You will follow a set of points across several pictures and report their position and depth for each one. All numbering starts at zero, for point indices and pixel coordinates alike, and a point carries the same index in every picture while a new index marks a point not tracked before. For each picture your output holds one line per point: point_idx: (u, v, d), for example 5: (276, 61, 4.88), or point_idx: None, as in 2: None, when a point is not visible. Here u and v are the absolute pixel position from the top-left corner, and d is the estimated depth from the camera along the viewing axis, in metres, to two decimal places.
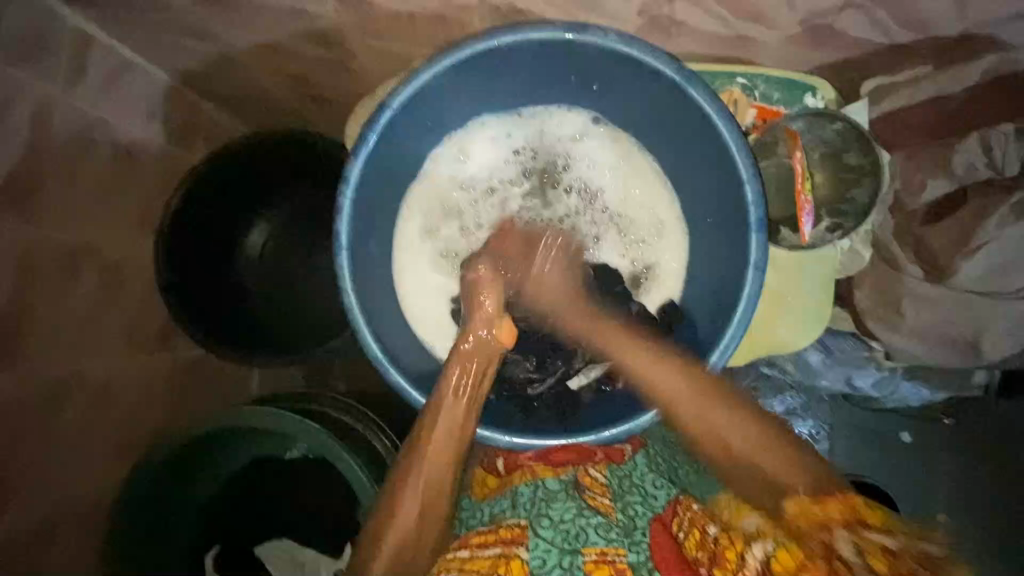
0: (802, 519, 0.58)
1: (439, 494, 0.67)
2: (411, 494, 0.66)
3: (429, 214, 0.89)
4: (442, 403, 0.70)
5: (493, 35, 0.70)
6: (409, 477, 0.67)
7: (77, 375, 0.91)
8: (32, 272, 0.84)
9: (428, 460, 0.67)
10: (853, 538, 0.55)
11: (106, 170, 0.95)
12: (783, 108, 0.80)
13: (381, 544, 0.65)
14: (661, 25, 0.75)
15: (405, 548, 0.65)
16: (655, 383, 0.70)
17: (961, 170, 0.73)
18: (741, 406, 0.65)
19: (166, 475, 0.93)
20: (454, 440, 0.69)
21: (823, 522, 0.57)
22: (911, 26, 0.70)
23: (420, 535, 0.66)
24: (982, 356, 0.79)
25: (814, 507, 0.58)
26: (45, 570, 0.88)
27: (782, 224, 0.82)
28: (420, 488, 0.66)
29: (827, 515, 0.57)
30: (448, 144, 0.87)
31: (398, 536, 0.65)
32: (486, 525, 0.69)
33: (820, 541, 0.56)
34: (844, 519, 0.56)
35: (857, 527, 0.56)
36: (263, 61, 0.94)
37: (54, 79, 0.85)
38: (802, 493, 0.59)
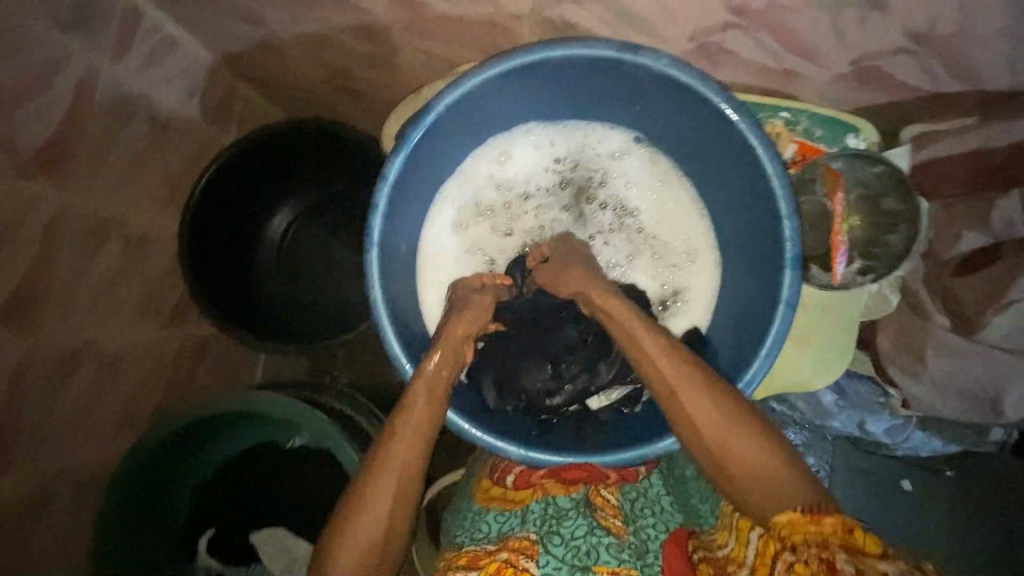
0: (796, 530, 0.53)
1: (411, 484, 0.66)
2: (383, 490, 0.65)
3: (464, 210, 0.89)
4: (416, 396, 0.70)
5: (546, 47, 0.70)
6: (382, 471, 0.66)
7: (91, 344, 0.91)
8: (57, 236, 0.84)
9: (401, 455, 0.66)
10: (852, 563, 0.49)
11: (139, 143, 0.95)
12: (824, 146, 0.80)
13: (350, 538, 0.63)
14: (710, 52, 0.74)
15: (377, 543, 0.64)
16: (656, 371, 0.64)
17: (998, 225, 0.71)
18: (756, 432, 0.59)
19: (165, 452, 0.93)
20: (425, 434, 0.68)
21: (821, 541, 0.51)
22: (963, 77, 0.69)
23: (392, 529, 0.65)
24: (1001, 414, 0.77)
25: (808, 526, 0.52)
26: (40, 534, 0.88)
27: (812, 261, 0.83)
28: (395, 480, 0.65)
29: (823, 533, 0.52)
30: (490, 146, 0.87)
31: (370, 529, 0.64)
32: (493, 542, 0.70)
33: (815, 556, 0.51)
34: (839, 539, 0.51)
35: (855, 553, 0.50)
36: (303, 50, 0.95)
37: (96, 49, 0.86)
38: (796, 508, 0.54)
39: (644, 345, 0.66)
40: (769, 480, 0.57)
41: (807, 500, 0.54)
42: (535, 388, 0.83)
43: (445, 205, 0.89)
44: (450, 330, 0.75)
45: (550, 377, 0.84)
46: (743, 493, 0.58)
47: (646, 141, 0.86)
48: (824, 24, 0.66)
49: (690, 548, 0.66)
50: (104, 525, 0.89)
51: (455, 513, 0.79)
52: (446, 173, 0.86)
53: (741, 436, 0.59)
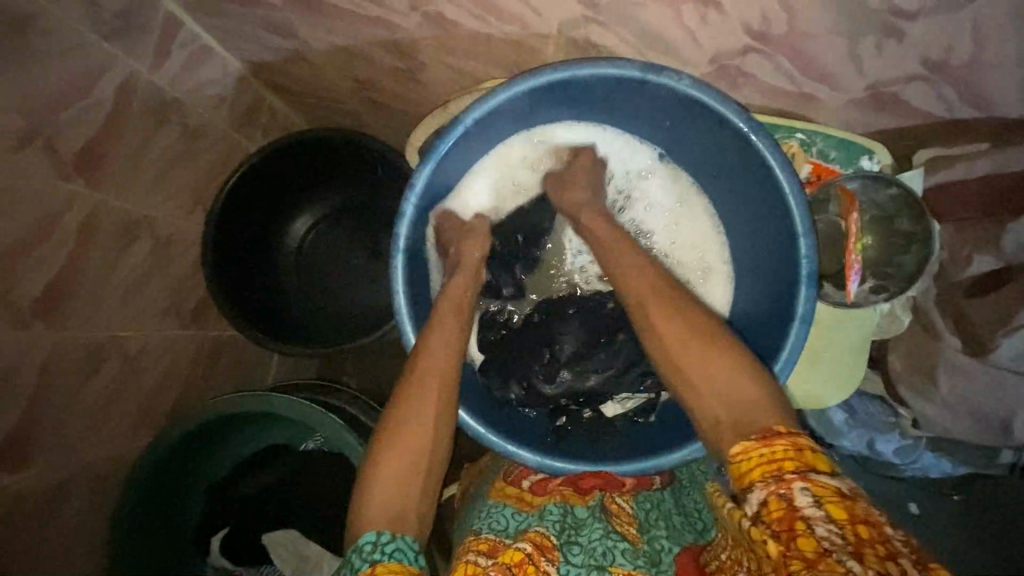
0: (752, 463, 0.51)
1: (446, 397, 0.70)
2: (422, 397, 0.68)
3: (498, 183, 0.90)
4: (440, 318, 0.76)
5: (572, 67, 0.72)
6: (421, 383, 0.69)
7: (115, 340, 0.93)
8: (91, 235, 0.87)
9: (433, 366, 0.71)
10: (809, 488, 0.48)
11: (171, 147, 0.98)
12: (839, 167, 0.82)
13: (394, 449, 0.65)
14: (729, 74, 0.77)
15: (422, 453, 0.65)
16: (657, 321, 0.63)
17: (1011, 249, 0.72)
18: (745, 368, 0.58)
19: (177, 454, 0.95)
20: (454, 351, 0.73)
21: (778, 472, 0.50)
22: (976, 105, 0.70)
23: (434, 441, 0.67)
24: (1011, 436, 0.77)
25: (761, 450, 0.52)
26: (60, 526, 0.89)
27: (827, 278, 0.86)
28: (433, 394, 0.69)
29: (780, 464, 0.50)
30: (532, 135, 0.86)
31: (413, 437, 0.66)
32: (513, 539, 0.70)
33: (774, 493, 0.49)
34: (792, 463, 0.50)
35: (810, 473, 0.49)
36: (332, 63, 0.98)
37: (134, 57, 0.90)
38: (751, 437, 0.53)
39: (678, 321, 0.62)
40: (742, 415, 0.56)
41: (763, 428, 0.53)
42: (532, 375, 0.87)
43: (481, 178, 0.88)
44: (467, 257, 0.82)
45: (546, 366, 0.87)
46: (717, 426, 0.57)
47: (670, 160, 0.89)
48: (841, 52, 0.68)
49: (703, 561, 0.67)
50: (115, 519, 0.90)
51: (470, 514, 0.79)
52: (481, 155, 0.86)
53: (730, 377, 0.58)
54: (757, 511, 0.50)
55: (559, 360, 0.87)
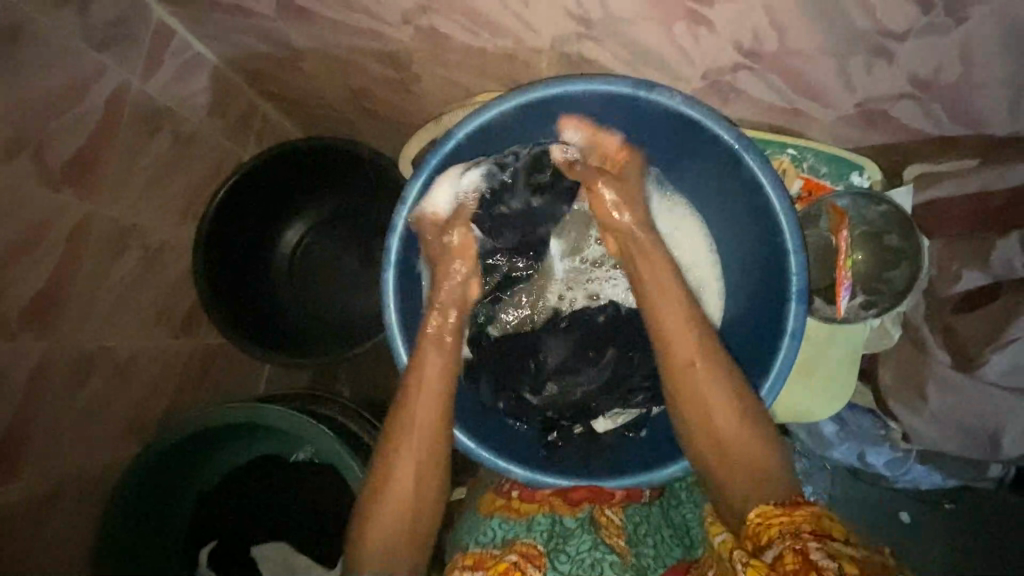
0: (770, 522, 0.58)
1: (432, 444, 0.72)
2: (410, 446, 0.72)
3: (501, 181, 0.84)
4: (427, 354, 0.75)
5: (565, 82, 0.73)
6: (409, 429, 0.72)
7: (104, 351, 0.92)
8: (81, 245, 0.86)
9: (420, 413, 0.73)
10: (822, 547, 0.52)
11: (162, 155, 0.98)
12: (829, 183, 0.82)
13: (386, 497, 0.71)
14: (721, 90, 0.77)
15: (409, 499, 0.71)
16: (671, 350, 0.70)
17: (999, 268, 0.73)
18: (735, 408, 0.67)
19: (172, 456, 0.94)
20: (439, 396, 0.74)
21: (793, 529, 0.55)
22: (964, 123, 0.71)
23: (420, 486, 0.72)
24: (999, 451, 0.78)
25: (782, 517, 0.57)
26: (46, 539, 0.88)
27: (818, 293, 0.86)
28: (417, 441, 0.72)
29: (794, 522, 0.56)
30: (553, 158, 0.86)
31: (402, 488, 0.71)
32: (499, 548, 0.71)
33: (789, 547, 0.53)
34: (811, 527, 0.55)
35: (823, 537, 0.54)
36: (326, 73, 0.98)
37: (126, 66, 0.89)
38: (773, 505, 0.60)
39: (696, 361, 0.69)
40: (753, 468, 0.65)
41: (787, 498, 0.60)
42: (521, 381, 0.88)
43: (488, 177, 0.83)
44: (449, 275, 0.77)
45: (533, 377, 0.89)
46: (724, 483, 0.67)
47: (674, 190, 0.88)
48: (831, 70, 0.69)
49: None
50: (107, 517, 0.89)
51: (459, 526, 0.80)
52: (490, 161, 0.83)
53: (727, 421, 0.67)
54: (771, 562, 0.54)
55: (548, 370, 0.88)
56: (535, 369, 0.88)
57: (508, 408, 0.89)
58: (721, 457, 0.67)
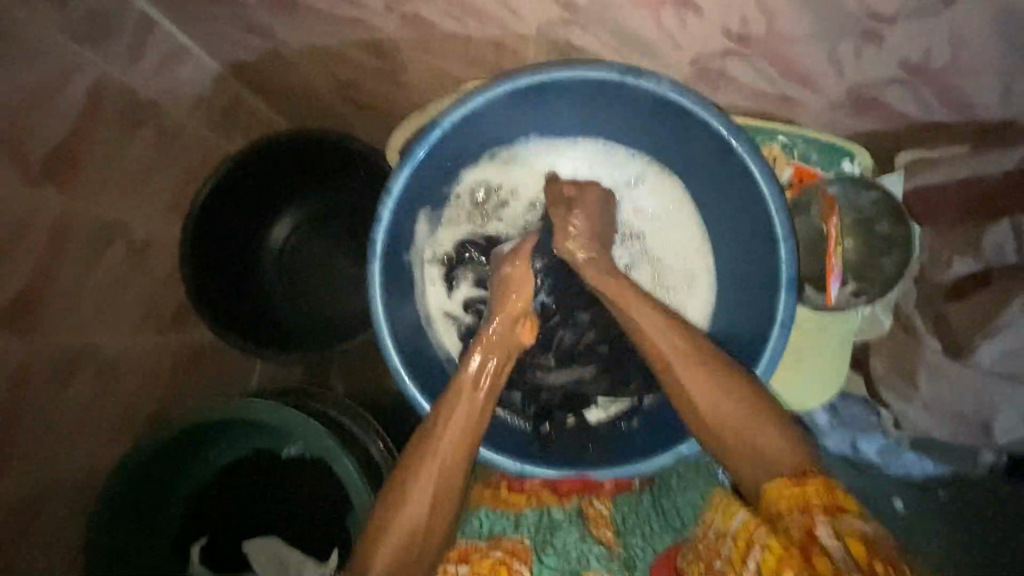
0: (781, 497, 0.57)
1: (452, 483, 0.66)
2: (423, 487, 0.65)
3: (498, 167, 0.90)
4: (458, 400, 0.70)
5: (551, 70, 0.71)
6: (423, 470, 0.65)
7: (90, 348, 0.91)
8: (63, 240, 0.85)
9: (440, 455, 0.66)
10: (832, 524, 0.53)
11: (147, 148, 0.96)
12: (820, 170, 0.81)
13: (386, 539, 0.63)
14: (711, 77, 0.76)
15: (411, 550, 0.63)
16: (651, 336, 0.69)
17: (990, 253, 0.72)
18: (747, 398, 0.63)
19: (170, 446, 0.93)
20: (467, 435, 0.68)
21: (804, 504, 0.55)
22: (955, 108, 0.70)
23: (430, 528, 0.64)
24: (992, 438, 0.78)
25: (793, 488, 0.57)
26: (36, 537, 0.87)
27: (808, 282, 0.85)
28: (434, 478, 0.65)
29: (807, 497, 0.55)
30: (541, 144, 0.89)
31: (406, 530, 0.63)
32: (485, 540, 0.70)
33: (799, 527, 0.54)
34: (822, 504, 0.55)
35: (835, 512, 0.54)
36: (312, 63, 0.96)
37: (108, 58, 0.88)
38: (783, 476, 0.58)
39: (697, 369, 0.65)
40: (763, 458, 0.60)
41: (794, 465, 0.59)
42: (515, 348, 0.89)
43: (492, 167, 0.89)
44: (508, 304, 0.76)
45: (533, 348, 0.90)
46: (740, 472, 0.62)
47: (658, 177, 0.88)
48: (819, 55, 0.68)
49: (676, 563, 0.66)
50: (108, 495, 0.90)
51: None
52: (480, 152, 0.86)
53: (760, 427, 0.61)
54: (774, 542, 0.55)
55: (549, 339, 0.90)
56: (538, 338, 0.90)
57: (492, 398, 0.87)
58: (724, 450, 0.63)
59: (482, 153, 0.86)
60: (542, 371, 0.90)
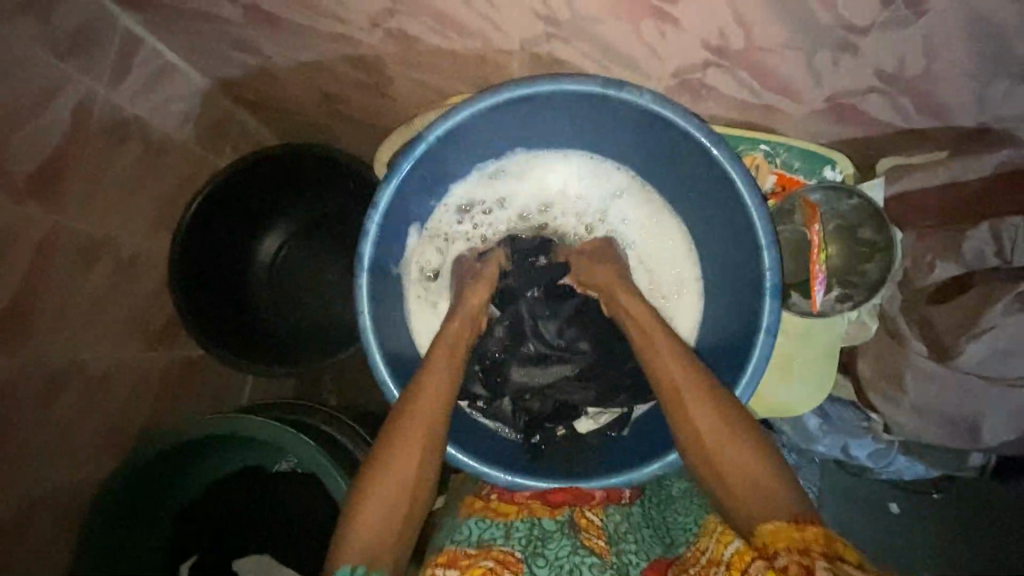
0: (779, 536, 0.56)
1: (434, 447, 0.68)
2: (411, 439, 0.68)
3: (486, 179, 0.90)
4: (436, 358, 0.75)
5: (534, 82, 0.72)
6: (409, 424, 0.68)
7: (77, 365, 0.90)
8: (48, 258, 0.84)
9: (425, 409, 0.70)
10: (831, 569, 0.52)
11: (134, 165, 0.96)
12: (802, 177, 0.83)
13: (377, 490, 0.65)
14: (692, 87, 0.77)
15: (404, 500, 0.65)
16: (655, 356, 0.72)
17: (971, 257, 0.74)
18: (723, 408, 0.66)
19: (164, 457, 0.92)
20: (445, 401, 0.71)
21: (803, 548, 0.54)
22: (932, 114, 0.71)
23: (417, 484, 0.66)
24: (979, 440, 0.78)
25: (792, 533, 0.56)
26: (20, 560, 0.85)
27: (794, 288, 0.87)
28: (419, 436, 0.68)
29: (806, 541, 0.55)
30: (527, 156, 0.89)
31: (398, 481, 0.65)
32: (474, 548, 0.71)
33: (795, 562, 0.54)
34: (821, 548, 0.54)
35: (835, 560, 0.53)
36: (299, 77, 0.97)
37: (93, 76, 0.88)
38: (781, 518, 0.58)
39: (711, 415, 0.65)
40: (764, 492, 0.60)
41: (793, 512, 0.58)
42: (489, 341, 0.89)
43: (480, 180, 0.90)
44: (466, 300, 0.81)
45: (505, 342, 0.89)
46: (742, 506, 0.62)
47: (646, 187, 0.89)
48: (798, 65, 0.68)
49: None
50: (104, 495, 0.89)
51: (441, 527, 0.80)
52: (467, 165, 0.86)
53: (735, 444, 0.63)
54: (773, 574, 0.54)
55: (527, 329, 0.89)
56: (511, 338, 0.89)
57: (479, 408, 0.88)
58: (725, 489, 0.63)
59: (469, 166, 0.87)
60: (528, 376, 0.88)
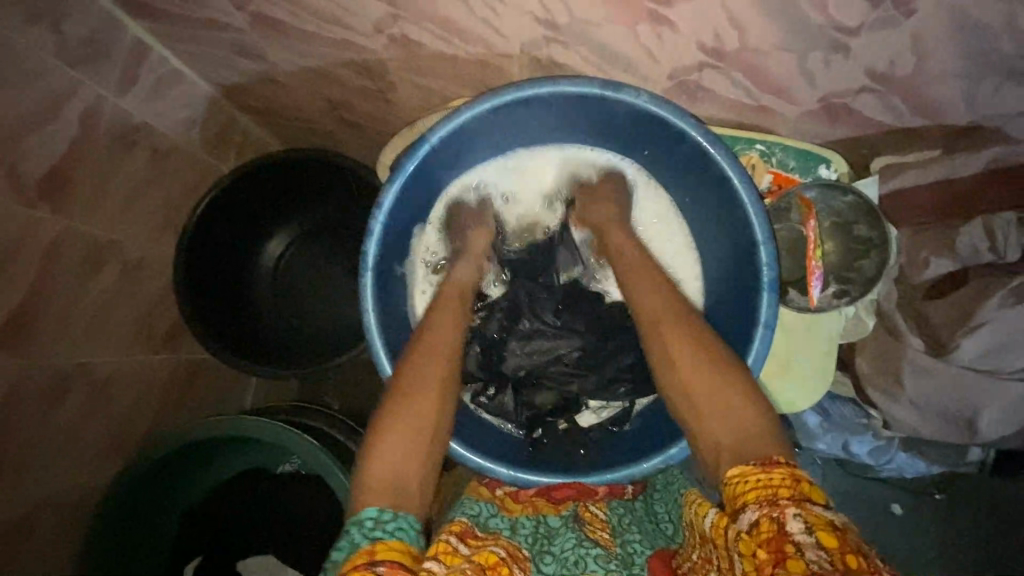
0: (746, 485, 0.52)
1: (448, 393, 0.68)
2: (427, 380, 0.68)
3: (491, 172, 0.92)
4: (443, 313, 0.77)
5: (535, 83, 0.74)
6: (423, 367, 0.69)
7: (84, 367, 0.91)
8: (55, 260, 0.86)
9: (436, 355, 0.71)
10: (801, 514, 0.48)
11: (140, 170, 0.98)
12: (798, 176, 0.84)
13: (396, 426, 0.63)
14: (688, 88, 0.79)
15: (425, 435, 0.64)
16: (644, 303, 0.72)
17: (965, 252, 0.76)
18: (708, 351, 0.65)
19: (170, 458, 0.92)
20: (452, 348, 0.72)
21: (771, 494, 0.50)
22: (924, 114, 0.73)
23: (436, 423, 0.66)
24: (977, 433, 0.79)
25: (759, 475, 0.52)
26: (25, 561, 0.86)
27: (790, 285, 0.90)
28: (435, 377, 0.68)
29: (774, 488, 0.51)
30: (530, 152, 0.91)
31: (416, 417, 0.64)
32: (482, 531, 0.70)
33: (765, 514, 0.49)
34: (789, 491, 0.50)
35: (804, 502, 0.49)
36: (304, 84, 0.99)
37: (102, 82, 0.90)
38: (749, 462, 0.54)
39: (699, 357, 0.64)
40: (744, 446, 0.56)
41: (763, 455, 0.54)
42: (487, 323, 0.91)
43: (486, 173, 0.92)
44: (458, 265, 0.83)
45: (503, 322, 0.90)
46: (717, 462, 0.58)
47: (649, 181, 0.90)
48: (791, 67, 0.70)
49: (675, 564, 0.67)
50: (108, 497, 0.89)
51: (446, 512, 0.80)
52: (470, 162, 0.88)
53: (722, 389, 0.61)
54: (746, 530, 0.50)
55: (524, 309, 0.90)
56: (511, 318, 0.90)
57: (481, 404, 0.90)
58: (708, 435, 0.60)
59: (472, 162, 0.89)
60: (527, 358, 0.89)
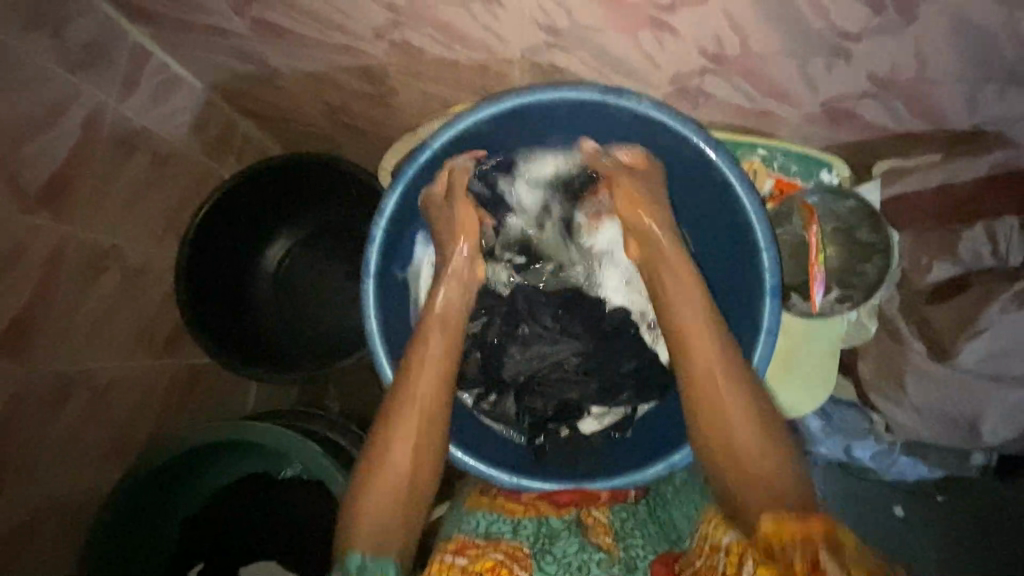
0: (778, 531, 0.53)
1: (431, 427, 0.71)
2: (409, 416, 0.70)
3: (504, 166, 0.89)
4: (432, 332, 0.76)
5: (535, 90, 0.74)
6: (406, 403, 0.71)
7: (85, 373, 0.91)
8: (56, 266, 0.86)
9: (420, 387, 0.72)
10: (835, 559, 0.49)
11: (141, 175, 0.98)
12: (800, 181, 0.84)
13: (380, 466, 0.68)
14: (689, 93, 0.79)
15: (407, 475, 0.68)
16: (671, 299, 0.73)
17: (968, 256, 0.75)
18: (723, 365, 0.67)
19: (171, 463, 0.92)
20: (438, 378, 0.73)
21: (806, 537, 0.51)
22: (926, 118, 0.72)
23: (419, 459, 0.69)
24: (981, 438, 0.79)
25: (794, 522, 0.53)
26: (27, 567, 0.86)
27: (793, 291, 0.88)
28: (416, 413, 0.70)
29: (808, 532, 0.51)
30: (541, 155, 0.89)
31: (398, 458, 0.68)
32: (482, 539, 0.71)
33: (801, 557, 0.50)
34: (824, 537, 0.51)
35: (836, 546, 0.50)
36: (304, 89, 0.99)
37: (102, 88, 0.90)
38: (785, 513, 0.54)
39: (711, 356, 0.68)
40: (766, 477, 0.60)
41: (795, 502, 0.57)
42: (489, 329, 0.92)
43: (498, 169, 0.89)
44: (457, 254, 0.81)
45: (503, 327, 0.92)
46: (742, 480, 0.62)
47: None
48: (792, 72, 0.70)
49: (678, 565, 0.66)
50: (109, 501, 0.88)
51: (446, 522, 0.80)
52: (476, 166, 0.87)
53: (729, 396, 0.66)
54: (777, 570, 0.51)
55: (524, 314, 0.92)
56: (511, 326, 0.92)
57: (484, 410, 0.91)
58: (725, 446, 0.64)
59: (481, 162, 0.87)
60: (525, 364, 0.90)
